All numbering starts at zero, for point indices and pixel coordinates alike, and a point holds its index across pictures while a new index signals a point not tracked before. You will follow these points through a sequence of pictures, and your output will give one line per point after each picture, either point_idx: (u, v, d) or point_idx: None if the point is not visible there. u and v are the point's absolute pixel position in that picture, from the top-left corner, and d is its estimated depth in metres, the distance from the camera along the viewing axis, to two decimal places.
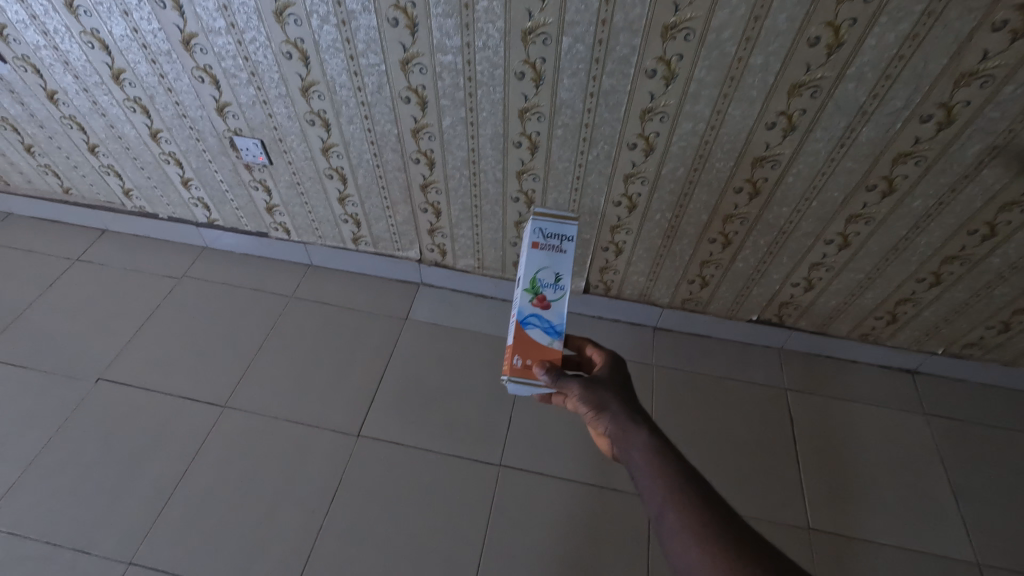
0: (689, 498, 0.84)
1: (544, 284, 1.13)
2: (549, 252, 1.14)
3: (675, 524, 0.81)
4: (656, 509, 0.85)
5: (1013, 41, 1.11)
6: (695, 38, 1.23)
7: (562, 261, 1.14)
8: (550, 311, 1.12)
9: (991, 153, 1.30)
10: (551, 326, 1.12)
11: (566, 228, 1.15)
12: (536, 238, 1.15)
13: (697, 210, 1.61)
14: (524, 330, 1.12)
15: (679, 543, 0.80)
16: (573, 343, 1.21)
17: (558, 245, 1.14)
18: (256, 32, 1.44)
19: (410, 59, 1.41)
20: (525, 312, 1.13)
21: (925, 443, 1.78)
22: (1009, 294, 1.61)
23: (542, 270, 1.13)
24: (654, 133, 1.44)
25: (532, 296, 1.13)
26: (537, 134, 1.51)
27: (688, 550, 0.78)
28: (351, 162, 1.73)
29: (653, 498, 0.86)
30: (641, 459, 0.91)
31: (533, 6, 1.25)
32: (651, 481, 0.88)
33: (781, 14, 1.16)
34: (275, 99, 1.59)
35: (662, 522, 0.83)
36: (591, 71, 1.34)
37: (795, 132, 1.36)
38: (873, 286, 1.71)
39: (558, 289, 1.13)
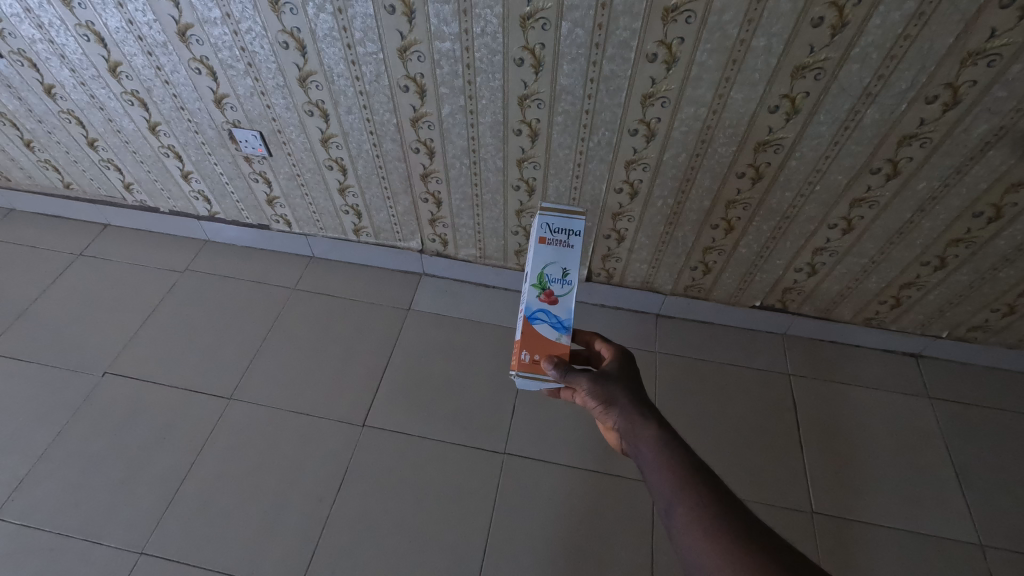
0: (702, 485, 0.57)
1: (550, 282, 0.78)
2: (555, 249, 0.78)
3: (688, 526, 0.54)
4: (663, 500, 0.57)
5: (945, 111, 0.84)
6: (692, 23, 0.82)
7: (568, 259, 0.78)
8: (556, 310, 0.77)
9: (921, 208, 0.99)
10: (560, 324, 0.77)
11: (573, 222, 0.79)
12: (542, 233, 0.79)
13: (641, 245, 1.21)
14: (531, 327, 0.78)
15: (695, 549, 0.52)
16: (582, 339, 0.81)
17: (564, 242, 0.79)
18: (71, 38, 1.08)
19: (218, 100, 1.12)
20: (533, 308, 0.78)
21: (939, 436, 1.19)
22: (1012, 282, 1.08)
23: (548, 266, 0.78)
24: (532, 176, 1.11)
25: (538, 293, 0.78)
26: (342, 157, 1.18)
27: (698, 554, 0.52)
28: (214, 185, 1.36)
29: (663, 497, 0.57)
30: (650, 458, 0.61)
31: (401, 29, 0.92)
32: (656, 477, 0.59)
33: (725, 14, 0.80)
34: (115, 149, 1.31)
35: (673, 526, 0.55)
36: (466, 85, 0.98)
37: (653, 142, 0.99)
38: (871, 274, 1.16)
39: (563, 289, 0.78)
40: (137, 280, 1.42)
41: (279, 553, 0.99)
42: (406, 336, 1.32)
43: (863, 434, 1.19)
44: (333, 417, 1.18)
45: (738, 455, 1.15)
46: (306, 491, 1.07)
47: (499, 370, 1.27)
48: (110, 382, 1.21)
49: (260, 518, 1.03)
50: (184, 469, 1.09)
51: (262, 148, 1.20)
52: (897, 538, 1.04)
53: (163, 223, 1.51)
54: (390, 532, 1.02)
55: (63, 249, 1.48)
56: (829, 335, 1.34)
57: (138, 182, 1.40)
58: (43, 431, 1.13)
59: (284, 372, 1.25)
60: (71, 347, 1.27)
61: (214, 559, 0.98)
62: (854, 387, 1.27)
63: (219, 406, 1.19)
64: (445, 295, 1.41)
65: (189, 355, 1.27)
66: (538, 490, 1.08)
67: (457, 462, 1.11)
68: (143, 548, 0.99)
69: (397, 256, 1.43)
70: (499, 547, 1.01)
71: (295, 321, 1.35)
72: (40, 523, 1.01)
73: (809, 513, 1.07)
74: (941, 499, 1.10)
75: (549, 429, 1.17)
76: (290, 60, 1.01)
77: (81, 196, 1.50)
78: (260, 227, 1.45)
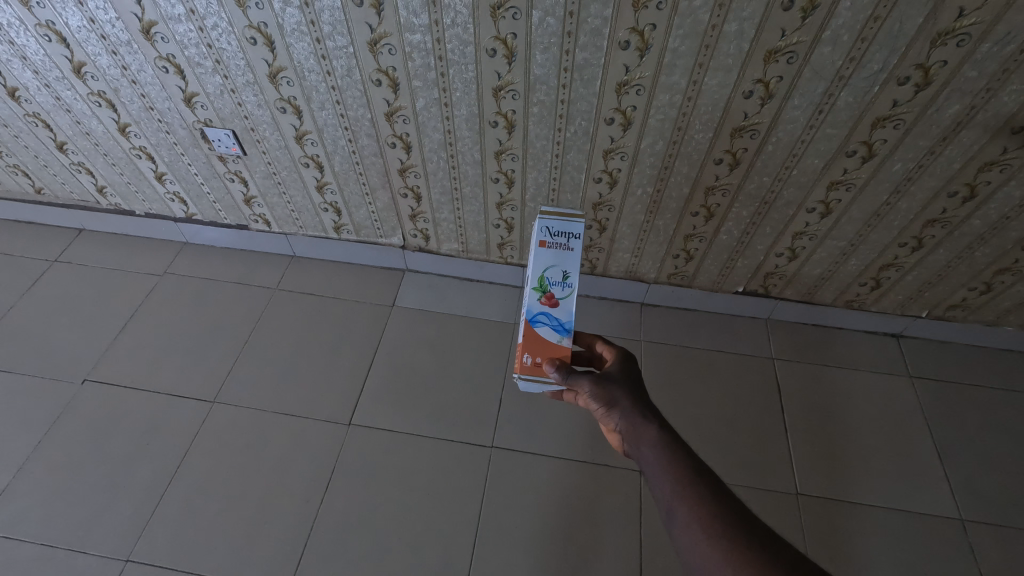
0: (703, 486, 0.57)
1: (551, 285, 0.77)
2: (555, 252, 0.77)
3: (690, 527, 0.54)
4: (664, 501, 0.57)
5: (916, 93, 0.85)
6: (666, 4, 0.80)
7: (569, 262, 0.77)
8: (557, 313, 0.76)
9: (897, 190, 1.00)
10: (562, 327, 0.76)
11: (573, 225, 0.78)
12: (542, 237, 0.78)
13: (623, 234, 1.21)
14: (532, 330, 0.77)
15: (695, 548, 0.53)
16: (583, 341, 0.81)
17: (564, 245, 0.77)
18: (31, 43, 1.05)
19: (188, 100, 1.10)
20: (533, 311, 0.77)
21: (924, 417, 1.20)
22: (990, 260, 1.09)
23: (548, 270, 0.77)
24: (511, 169, 1.10)
25: (538, 296, 0.77)
26: (317, 154, 1.16)
27: (699, 553, 0.52)
28: (189, 187, 1.33)
29: (665, 499, 0.57)
30: (653, 463, 0.61)
31: (370, 19, 0.90)
32: (658, 477, 0.60)
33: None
34: (85, 152, 1.28)
35: (674, 526, 0.55)
36: (440, 78, 0.97)
37: (629, 131, 0.98)
38: (855, 257, 1.16)
39: (563, 292, 0.77)
40: (115, 285, 1.40)
41: (268, 555, 0.99)
42: (392, 334, 1.31)
43: (852, 420, 1.19)
44: (319, 416, 1.17)
45: (726, 441, 1.16)
46: (293, 492, 1.06)
47: (486, 364, 1.27)
48: (90, 390, 1.20)
49: (248, 520, 1.03)
50: (170, 473, 1.08)
51: (236, 146, 1.18)
52: (882, 517, 1.06)
53: (139, 226, 1.48)
54: (379, 529, 1.02)
55: (37, 255, 1.45)
56: (813, 319, 1.35)
57: (112, 185, 1.38)
58: (22, 441, 1.11)
59: (268, 374, 1.23)
60: (50, 355, 1.25)
61: (201, 564, 0.98)
62: (842, 371, 1.28)
63: (203, 408, 1.18)
64: (429, 291, 1.40)
65: (170, 359, 1.26)
66: (526, 484, 1.09)
67: (444, 459, 1.11)
68: (129, 556, 0.98)
69: (379, 253, 1.41)
70: (489, 541, 1.02)
71: (278, 321, 1.33)
72: (23, 534, 1.00)
73: (796, 496, 1.08)
74: (927, 479, 1.11)
75: (537, 422, 1.17)
76: (258, 56, 0.99)
77: (53, 201, 1.47)
78: (239, 227, 1.43)
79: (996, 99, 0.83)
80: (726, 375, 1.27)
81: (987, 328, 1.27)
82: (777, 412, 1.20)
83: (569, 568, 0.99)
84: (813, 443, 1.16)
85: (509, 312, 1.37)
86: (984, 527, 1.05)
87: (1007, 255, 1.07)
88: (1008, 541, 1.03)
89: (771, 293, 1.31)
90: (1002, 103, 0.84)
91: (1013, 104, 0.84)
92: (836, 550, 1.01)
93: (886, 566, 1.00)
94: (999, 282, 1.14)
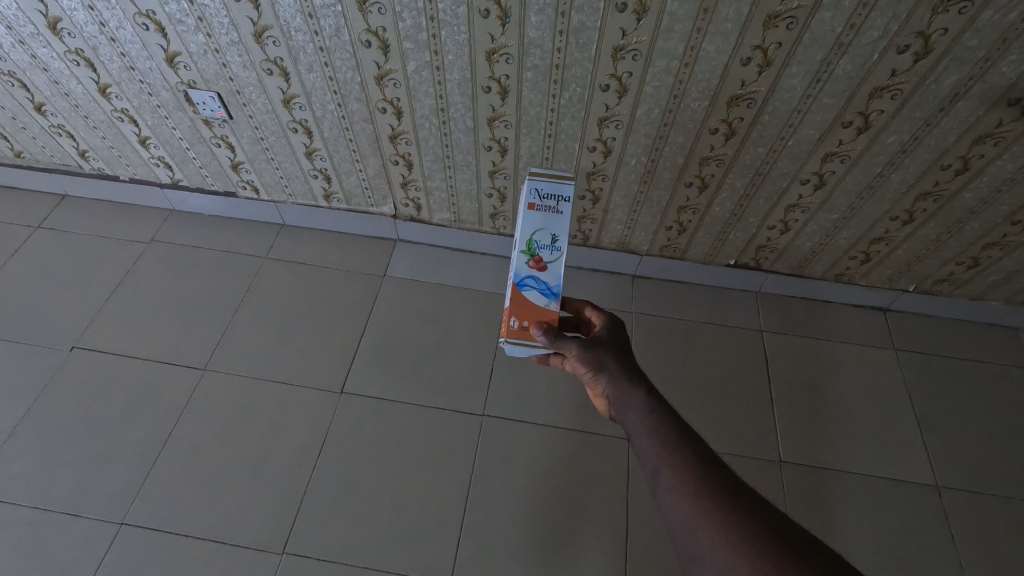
0: (687, 449, 0.58)
1: (539, 248, 0.76)
2: (544, 215, 0.77)
3: (671, 485, 0.55)
4: (649, 464, 0.59)
5: (915, 62, 0.84)
6: None
7: (558, 226, 0.77)
8: (545, 276, 0.76)
9: (891, 162, 0.99)
10: (549, 291, 0.76)
11: (562, 187, 0.78)
12: (530, 199, 0.77)
13: (616, 205, 1.20)
14: (520, 294, 0.76)
15: (678, 508, 0.54)
16: (571, 307, 0.81)
17: (553, 208, 0.77)
18: None
19: (170, 59, 1.06)
20: (521, 275, 0.76)
21: (904, 387, 1.23)
22: (979, 234, 1.10)
23: (537, 233, 0.76)
24: (504, 136, 1.08)
25: (527, 259, 0.76)
26: (306, 119, 1.14)
27: (680, 513, 0.54)
28: (173, 152, 1.30)
29: (649, 461, 0.59)
30: (639, 427, 0.62)
31: None
32: (643, 439, 0.61)
33: None
34: (65, 114, 1.25)
35: (657, 485, 0.57)
36: (431, 39, 0.94)
37: (625, 98, 0.97)
38: (845, 231, 1.16)
39: (552, 255, 0.76)
40: (100, 253, 1.37)
41: (262, 520, 1.01)
42: (383, 303, 1.31)
43: (834, 390, 1.22)
44: (311, 385, 1.17)
45: (713, 410, 1.18)
46: (284, 459, 1.08)
47: (477, 334, 1.27)
48: (79, 357, 1.19)
49: (242, 485, 1.04)
50: (163, 439, 1.09)
51: (221, 110, 1.15)
52: (860, 483, 1.10)
53: (123, 192, 1.45)
54: (372, 494, 1.04)
55: (19, 221, 1.42)
56: (801, 292, 1.36)
57: (93, 149, 1.34)
58: (11, 408, 1.11)
59: (259, 342, 1.23)
60: (37, 322, 1.24)
61: (197, 527, 0.99)
62: (826, 342, 1.30)
63: (194, 376, 1.17)
64: (421, 261, 1.39)
65: (159, 328, 1.25)
66: (515, 450, 1.11)
67: (436, 426, 1.13)
68: (124, 519, 1.00)
69: (370, 222, 1.40)
70: (480, 506, 1.04)
71: (268, 290, 1.32)
72: (16, 499, 1.01)
73: (778, 463, 1.11)
74: (905, 446, 1.14)
75: (528, 391, 1.19)
76: (243, 14, 0.95)
77: (33, 165, 1.43)
78: (227, 194, 1.40)
79: (995, 69, 0.83)
80: (714, 345, 1.28)
81: (971, 303, 1.29)
82: (764, 382, 1.22)
83: (558, 531, 1.02)
84: (795, 412, 1.18)
85: (501, 282, 1.37)
86: (958, 493, 1.09)
87: (996, 229, 1.08)
88: (979, 506, 1.07)
89: (760, 267, 1.32)
90: (1001, 73, 0.83)
91: (1011, 75, 0.83)
92: (814, 515, 1.05)
93: (864, 532, 1.04)
94: (986, 256, 1.15)
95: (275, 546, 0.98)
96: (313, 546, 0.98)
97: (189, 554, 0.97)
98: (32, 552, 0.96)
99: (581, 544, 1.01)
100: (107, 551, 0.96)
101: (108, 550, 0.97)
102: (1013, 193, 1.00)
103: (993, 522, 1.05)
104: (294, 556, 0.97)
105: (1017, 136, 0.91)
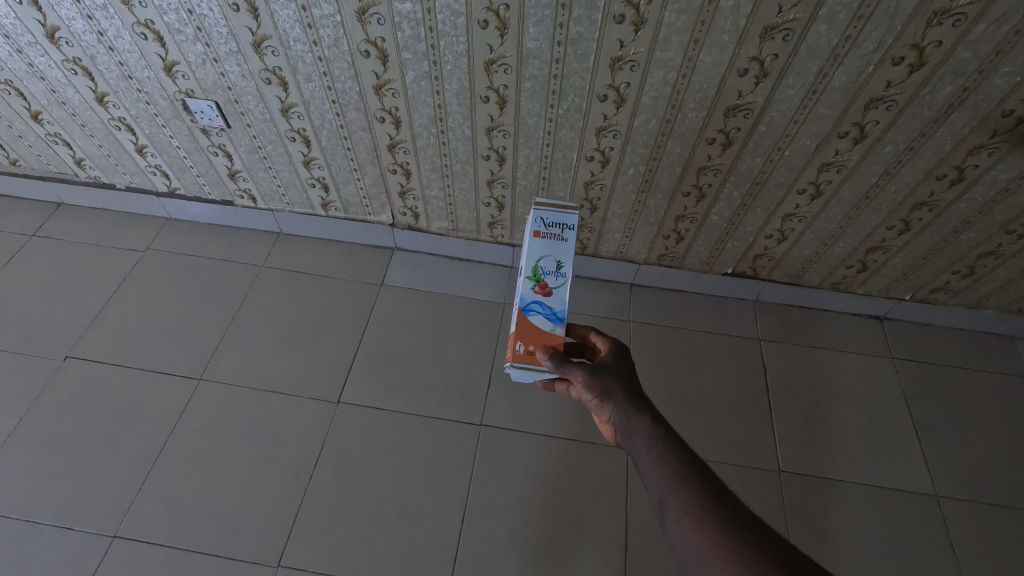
0: (693, 477, 0.58)
1: (545, 274, 0.77)
2: (550, 242, 0.78)
3: (680, 514, 0.55)
4: (656, 493, 0.58)
5: (910, 73, 0.84)
6: None
7: (563, 253, 0.78)
8: (551, 301, 0.76)
9: (886, 172, 1.00)
10: (555, 315, 0.76)
11: (567, 216, 0.79)
12: (536, 227, 0.79)
13: (614, 214, 1.20)
14: (526, 319, 0.75)
15: (686, 539, 0.53)
16: (577, 333, 0.81)
17: (558, 236, 0.78)
18: None
19: (168, 69, 1.06)
20: (526, 299, 0.76)
21: (902, 397, 1.23)
22: (975, 243, 1.10)
23: (543, 259, 0.77)
24: (502, 145, 1.09)
25: (532, 285, 0.76)
26: (304, 128, 1.14)
27: (689, 544, 0.53)
28: (170, 160, 1.30)
29: (656, 490, 0.58)
30: (646, 455, 0.61)
31: None
32: (649, 468, 0.60)
33: None
34: (62, 122, 1.24)
35: (665, 516, 0.56)
36: (430, 50, 0.94)
37: (622, 108, 0.97)
38: (842, 239, 1.16)
39: (557, 281, 0.76)
40: (96, 261, 1.36)
41: (256, 534, 0.99)
42: (380, 312, 1.31)
43: (832, 400, 1.22)
44: (308, 394, 1.16)
45: (712, 419, 1.17)
46: (280, 469, 1.06)
47: (474, 343, 1.27)
48: (72, 367, 1.18)
49: (237, 497, 1.03)
50: (157, 450, 1.08)
51: (219, 119, 1.15)
52: (860, 492, 1.09)
53: (120, 200, 1.44)
54: (368, 507, 1.03)
55: (14, 229, 1.41)
56: (799, 301, 1.36)
57: (90, 157, 1.33)
58: (3, 418, 1.10)
59: (256, 351, 1.22)
60: (31, 331, 1.22)
61: (191, 539, 0.98)
62: (823, 351, 1.30)
63: (189, 387, 1.16)
64: (418, 270, 1.39)
65: (155, 337, 1.24)
66: (513, 461, 1.10)
67: (434, 437, 1.12)
68: (116, 532, 0.98)
69: (368, 230, 1.39)
70: (477, 517, 1.03)
71: (265, 299, 1.31)
72: (6, 511, 0.99)
73: (777, 473, 1.11)
74: (904, 456, 1.14)
75: (526, 401, 1.18)
76: (242, 24, 0.95)
77: (29, 173, 1.42)
78: (224, 203, 1.40)
79: (989, 81, 0.83)
80: (712, 355, 1.28)
81: (966, 311, 1.29)
82: (762, 392, 1.22)
83: (556, 542, 1.01)
84: (794, 422, 1.18)
85: (498, 291, 1.36)
86: (956, 503, 1.08)
87: (992, 237, 1.08)
88: (979, 516, 1.07)
89: (757, 275, 1.32)
90: (994, 85, 0.84)
91: (1004, 87, 0.84)
92: (814, 525, 1.05)
93: (864, 543, 1.03)
94: (982, 266, 1.16)
95: (270, 559, 0.97)
96: (308, 558, 0.97)
97: (182, 566, 0.95)
98: (22, 565, 0.94)
99: (580, 555, 1.00)
100: (99, 564, 0.95)
101: (100, 563, 0.95)
102: (1008, 203, 1.00)
103: (993, 531, 1.05)
104: (289, 569, 0.96)
105: (1011, 147, 0.91)
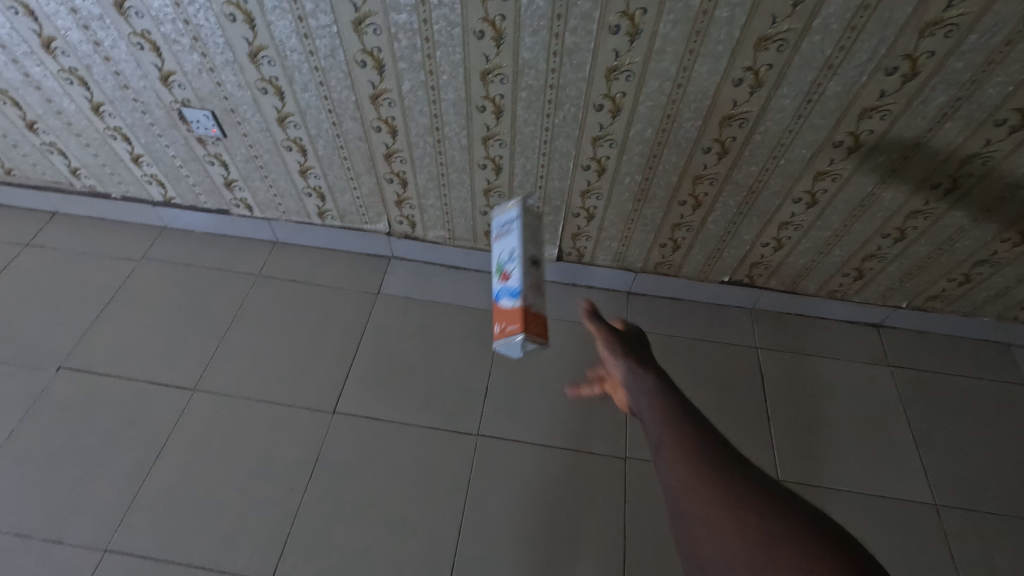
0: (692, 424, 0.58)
1: (505, 266, 0.88)
2: (504, 239, 0.92)
3: (671, 450, 0.55)
4: (651, 435, 0.59)
5: (904, 83, 0.85)
6: None
7: (512, 243, 0.89)
8: (511, 282, 0.84)
9: (881, 181, 1.00)
10: (514, 292, 0.82)
11: (508, 211, 0.93)
12: (496, 231, 0.96)
13: (610, 223, 1.20)
14: (499, 306, 0.85)
15: (671, 469, 0.54)
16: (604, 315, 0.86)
17: (506, 230, 0.92)
18: None
19: (164, 78, 1.06)
20: (499, 291, 0.87)
21: (900, 405, 1.23)
22: (970, 251, 1.10)
23: (498, 254, 0.91)
24: (498, 155, 1.09)
25: (498, 279, 0.88)
26: (300, 137, 1.14)
27: (674, 475, 0.53)
28: (166, 169, 1.29)
29: (653, 431, 0.59)
30: (647, 403, 0.63)
31: None
32: (650, 416, 0.61)
33: None
34: (57, 132, 1.24)
35: (656, 454, 0.57)
36: (427, 60, 0.95)
37: (618, 118, 0.98)
38: (838, 248, 1.17)
39: (512, 266, 0.86)
40: (90, 270, 1.35)
41: (250, 547, 0.98)
42: (377, 321, 1.30)
43: (830, 408, 1.21)
44: (303, 404, 1.15)
45: (710, 428, 1.17)
46: (275, 481, 1.05)
47: (471, 353, 1.26)
48: (65, 377, 1.17)
49: (231, 510, 1.02)
50: (150, 461, 1.07)
51: (215, 128, 1.14)
52: (859, 502, 1.08)
53: (115, 209, 1.44)
54: (364, 518, 1.02)
55: (8, 238, 1.40)
56: (796, 309, 1.36)
57: (85, 166, 1.33)
58: None
59: (251, 361, 1.21)
60: (23, 341, 1.21)
61: (184, 553, 0.97)
62: (821, 359, 1.30)
63: (183, 397, 1.15)
64: (415, 279, 1.39)
65: (149, 347, 1.23)
66: (510, 472, 1.09)
67: (430, 447, 1.11)
68: (108, 545, 0.97)
69: (365, 239, 1.39)
70: (474, 529, 1.02)
71: (260, 308, 1.31)
72: None
73: (776, 482, 1.10)
74: (903, 465, 1.14)
75: (523, 410, 1.17)
76: (239, 34, 0.96)
77: (24, 183, 1.42)
78: (220, 212, 1.40)
79: (981, 91, 0.84)
80: (710, 362, 1.28)
81: (963, 319, 1.29)
82: (760, 400, 1.22)
83: (553, 553, 1.00)
84: (792, 430, 1.17)
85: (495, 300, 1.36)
86: (956, 511, 1.08)
87: (987, 245, 1.08)
88: (979, 525, 1.06)
89: (754, 283, 1.32)
90: (987, 95, 0.84)
91: (997, 97, 0.84)
92: None
93: None
94: (977, 273, 1.16)
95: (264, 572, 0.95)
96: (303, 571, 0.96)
97: None
98: None
99: (578, 566, 0.99)
100: None
101: None
102: (1003, 211, 1.01)
103: (993, 540, 1.04)
104: None
105: (1004, 155, 0.92)
